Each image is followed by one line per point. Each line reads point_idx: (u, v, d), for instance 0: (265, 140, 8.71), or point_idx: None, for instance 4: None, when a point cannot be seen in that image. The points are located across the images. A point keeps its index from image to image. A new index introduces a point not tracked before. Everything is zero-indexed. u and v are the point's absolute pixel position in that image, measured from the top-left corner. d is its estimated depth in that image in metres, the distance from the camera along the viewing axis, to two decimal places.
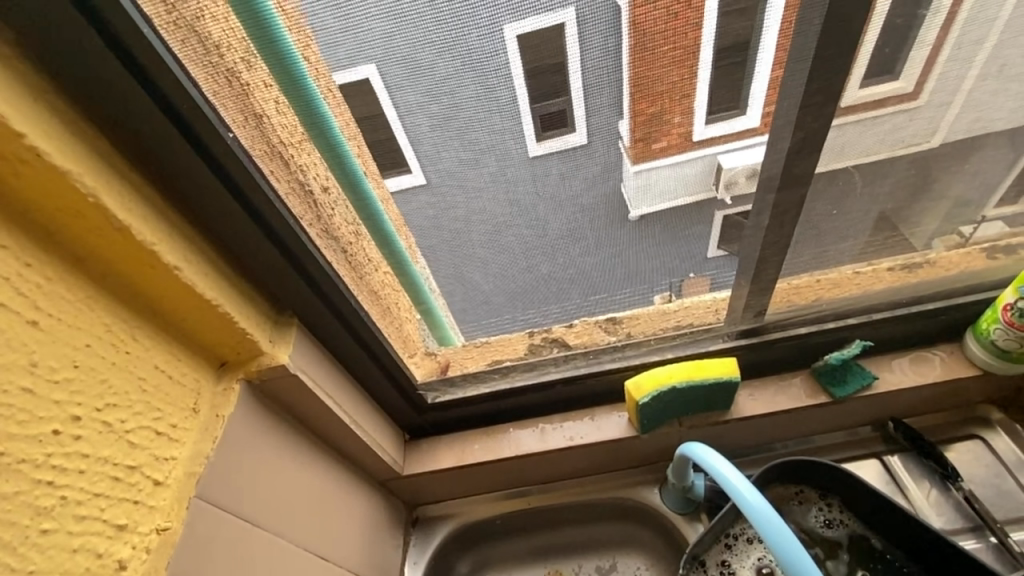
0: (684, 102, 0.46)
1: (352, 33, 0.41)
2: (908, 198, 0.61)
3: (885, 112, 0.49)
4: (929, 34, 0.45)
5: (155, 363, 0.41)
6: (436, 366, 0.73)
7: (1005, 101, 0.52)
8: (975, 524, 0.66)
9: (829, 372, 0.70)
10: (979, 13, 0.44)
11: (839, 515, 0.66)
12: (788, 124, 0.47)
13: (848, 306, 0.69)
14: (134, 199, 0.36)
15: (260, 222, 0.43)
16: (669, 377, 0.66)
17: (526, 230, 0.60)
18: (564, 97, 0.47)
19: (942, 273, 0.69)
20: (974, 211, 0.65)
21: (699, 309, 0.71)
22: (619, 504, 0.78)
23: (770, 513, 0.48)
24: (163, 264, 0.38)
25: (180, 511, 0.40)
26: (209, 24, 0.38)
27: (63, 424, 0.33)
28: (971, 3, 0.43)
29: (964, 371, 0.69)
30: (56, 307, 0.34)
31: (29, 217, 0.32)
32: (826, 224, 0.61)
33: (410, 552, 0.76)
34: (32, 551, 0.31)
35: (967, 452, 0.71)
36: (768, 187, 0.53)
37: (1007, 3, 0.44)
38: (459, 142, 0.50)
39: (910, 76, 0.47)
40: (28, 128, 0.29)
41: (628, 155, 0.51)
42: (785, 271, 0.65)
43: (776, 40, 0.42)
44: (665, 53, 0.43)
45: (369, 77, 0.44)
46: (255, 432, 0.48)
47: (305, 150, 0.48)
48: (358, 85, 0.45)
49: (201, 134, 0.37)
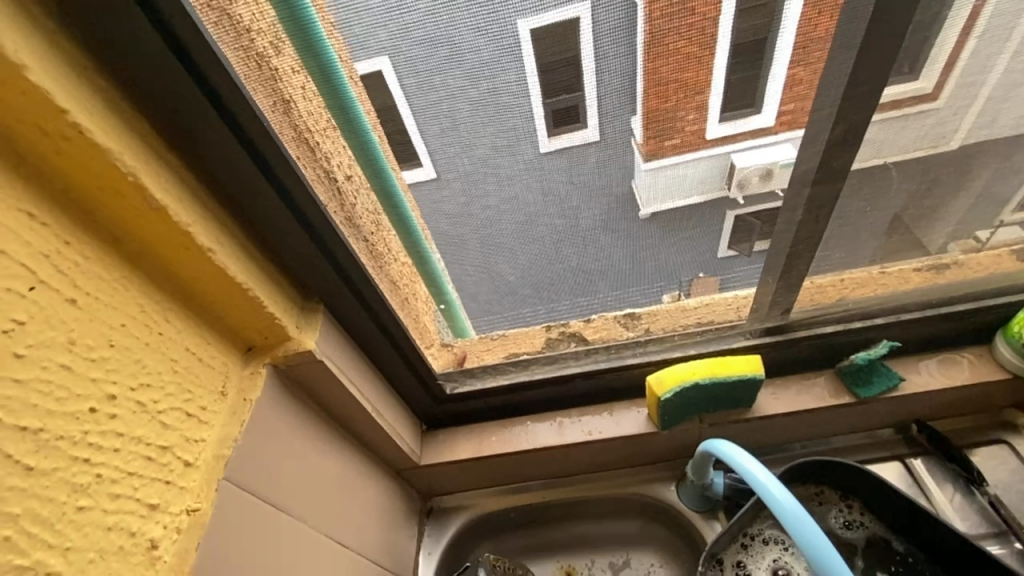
0: (696, 98, 0.45)
1: (396, 12, 0.41)
2: (943, 197, 0.60)
3: (902, 112, 0.48)
4: (971, 25, 0.43)
5: (186, 345, 0.41)
6: (453, 358, 0.73)
7: None
8: (1000, 529, 0.65)
9: (854, 372, 0.69)
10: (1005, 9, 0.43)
11: (860, 517, 0.65)
12: (829, 115, 0.46)
13: (875, 306, 0.68)
14: (171, 180, 0.36)
15: (291, 206, 0.43)
16: (692, 373, 0.65)
17: (558, 220, 0.59)
18: (576, 93, 0.46)
19: (973, 275, 0.67)
20: (1005, 212, 0.63)
21: (720, 306, 0.71)
22: (635, 500, 0.77)
23: (794, 506, 0.48)
24: (196, 245, 0.38)
25: (209, 492, 0.40)
26: (239, 8, 0.37)
27: (98, 403, 0.33)
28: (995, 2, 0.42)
29: (992, 374, 0.68)
30: (93, 286, 0.34)
31: (69, 196, 0.33)
32: (858, 221, 0.60)
33: (424, 542, 0.76)
34: (68, 527, 0.31)
35: (992, 457, 0.70)
36: (803, 181, 0.52)
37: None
38: (495, 127, 0.49)
39: (930, 76, 0.46)
40: (70, 105, 0.29)
41: (640, 151, 0.51)
42: (812, 269, 0.64)
43: (795, 37, 0.42)
44: (699, 41, 0.42)
45: (381, 69, 0.44)
46: (280, 417, 0.48)
47: (330, 137, 0.48)
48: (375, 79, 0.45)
49: (237, 116, 0.37)
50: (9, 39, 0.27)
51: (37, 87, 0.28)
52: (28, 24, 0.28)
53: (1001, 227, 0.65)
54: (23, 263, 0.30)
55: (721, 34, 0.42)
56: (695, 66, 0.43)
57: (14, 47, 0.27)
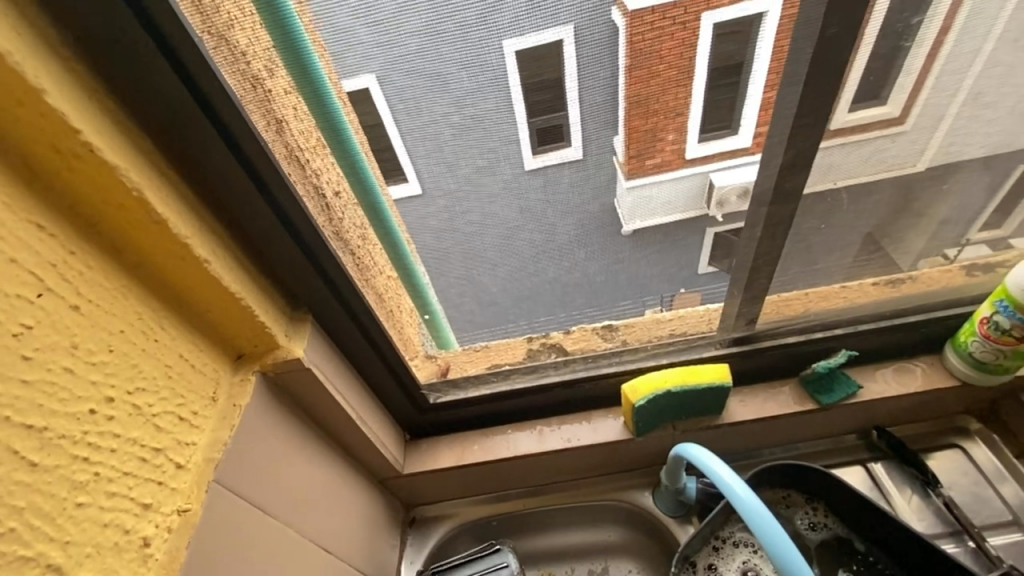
0: (678, 120, 0.51)
1: (385, 47, 0.44)
2: (891, 216, 0.66)
3: (871, 135, 0.53)
4: (935, 52, 0.48)
5: (180, 352, 0.43)
6: (436, 369, 0.75)
7: (980, 126, 0.56)
8: (954, 529, 0.69)
9: (816, 381, 0.73)
10: (956, 47, 0.48)
11: (824, 518, 0.69)
12: (780, 142, 0.49)
13: (834, 318, 0.72)
14: (172, 195, 0.38)
15: (285, 220, 0.46)
16: (664, 381, 0.68)
17: (536, 234, 0.64)
18: (560, 112, 0.50)
19: (925, 289, 0.72)
20: (970, 231, 0.70)
21: (693, 318, 0.75)
22: (612, 506, 0.80)
23: (758, 507, 0.51)
24: (194, 257, 0.40)
25: (200, 494, 0.42)
26: (237, 33, 0.39)
27: (97, 404, 0.35)
28: (956, 35, 0.47)
29: (943, 381, 0.72)
30: (95, 293, 0.36)
31: (75, 209, 0.35)
32: (814, 238, 0.65)
33: (407, 551, 0.77)
34: (68, 522, 0.33)
35: (948, 460, 0.75)
36: (760, 201, 0.56)
37: (988, 39, 0.48)
38: (477, 149, 0.53)
39: (896, 102, 0.51)
40: (82, 125, 0.32)
41: (623, 170, 0.55)
42: (774, 285, 0.69)
43: (768, 63, 0.45)
44: (676, 65, 0.46)
45: (368, 87, 0.47)
46: (268, 422, 0.50)
47: (320, 154, 0.49)
48: (360, 94, 0.47)
49: (236, 136, 0.40)
50: (32, 66, 0.29)
51: (54, 108, 0.30)
52: (47, 51, 0.31)
53: (967, 245, 0.72)
54: (32, 271, 0.32)
55: (700, 58, 0.46)
56: (673, 88, 0.48)
57: (34, 73, 0.29)
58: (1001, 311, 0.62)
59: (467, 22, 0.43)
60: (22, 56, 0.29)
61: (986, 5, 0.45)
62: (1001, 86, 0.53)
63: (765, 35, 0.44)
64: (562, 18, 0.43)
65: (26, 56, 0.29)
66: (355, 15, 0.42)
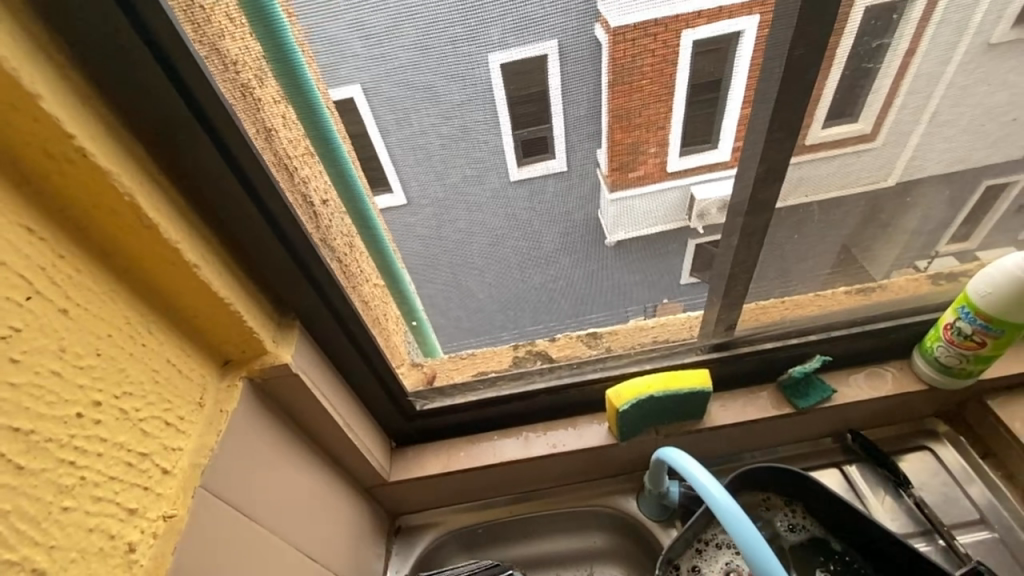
0: (660, 133, 0.52)
1: (378, 60, 0.45)
2: (860, 228, 0.69)
3: (841, 150, 0.56)
4: (902, 73, 0.51)
5: (167, 357, 0.43)
6: (422, 376, 0.76)
7: (938, 142, 0.59)
8: (925, 528, 0.71)
9: (793, 385, 0.75)
10: (919, 69, 0.51)
11: (802, 520, 0.71)
12: (755, 155, 0.53)
13: (809, 324, 0.75)
14: (162, 200, 0.39)
15: (275, 226, 0.46)
16: (648, 386, 0.70)
17: (522, 242, 0.65)
18: (543, 125, 0.51)
19: (893, 297, 0.76)
20: (940, 243, 0.74)
21: (674, 325, 0.77)
22: (596, 512, 0.81)
23: (742, 520, 0.51)
24: (184, 261, 0.40)
25: (186, 499, 0.42)
26: (228, 43, 0.40)
27: (85, 408, 0.35)
28: (921, 58, 0.50)
29: (912, 385, 0.75)
30: (83, 297, 0.36)
31: (65, 214, 0.35)
32: (788, 248, 0.67)
33: (392, 560, 0.77)
34: (53, 527, 0.33)
35: (919, 462, 0.78)
36: (737, 212, 0.59)
37: (951, 62, 0.52)
38: (465, 159, 0.54)
39: (868, 118, 0.54)
40: (76, 131, 0.32)
41: (606, 182, 0.57)
42: (751, 294, 0.71)
43: (745, 81, 0.48)
44: (658, 81, 0.48)
45: (352, 97, 0.47)
46: (255, 429, 0.50)
47: (308, 163, 0.50)
48: (344, 103, 0.48)
49: (229, 144, 0.40)
50: (29, 73, 0.30)
51: (48, 114, 0.31)
52: (43, 58, 0.31)
53: (936, 257, 0.75)
54: (21, 274, 0.32)
55: (680, 76, 0.48)
56: (656, 102, 0.49)
57: (30, 79, 0.30)
58: (963, 318, 0.65)
59: (457, 37, 0.44)
60: (18, 63, 0.29)
61: (944, 29, 0.48)
62: (956, 106, 0.56)
63: (742, 53, 0.46)
64: (547, 33, 0.45)
65: (23, 63, 0.30)
66: (348, 28, 0.43)
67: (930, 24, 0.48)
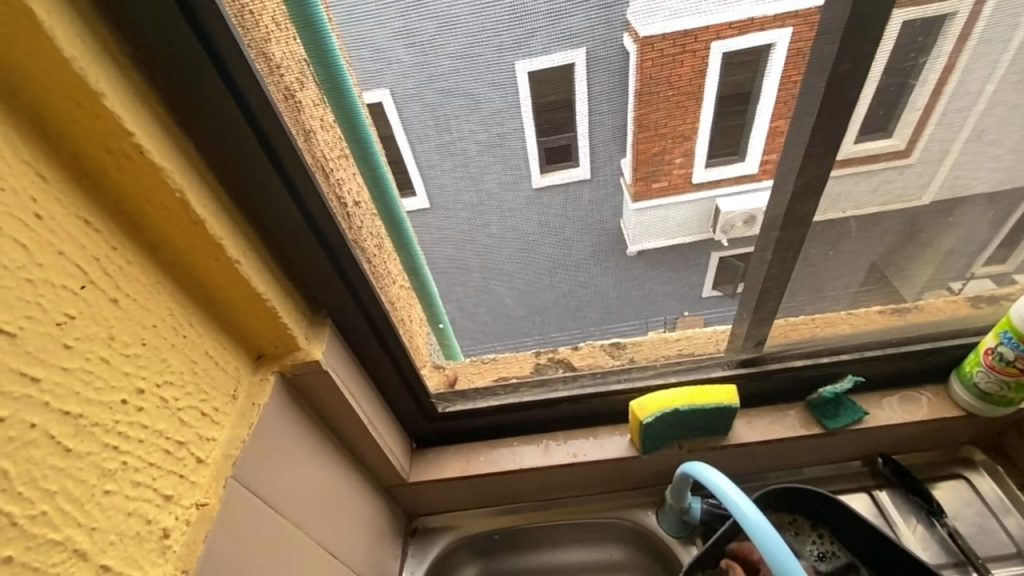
0: (686, 144, 0.52)
1: (423, 67, 0.46)
2: (898, 247, 0.67)
3: (876, 168, 0.55)
4: (938, 92, 0.50)
5: (206, 349, 0.44)
6: (444, 379, 0.76)
7: (984, 161, 0.58)
8: (959, 559, 0.69)
9: (822, 405, 0.74)
10: (963, 86, 0.50)
11: (831, 547, 0.68)
12: (792, 168, 0.52)
13: (841, 343, 0.73)
14: (209, 197, 0.40)
15: (313, 225, 0.47)
16: (672, 400, 0.69)
17: (552, 249, 0.65)
18: (569, 133, 0.51)
19: (929, 319, 0.73)
20: (975, 267, 0.71)
21: (700, 339, 0.76)
22: (615, 524, 0.80)
23: (779, 546, 0.49)
24: (227, 257, 0.42)
25: (218, 489, 0.43)
26: (274, 47, 0.41)
27: (129, 395, 0.37)
28: (959, 75, 0.49)
29: (948, 411, 0.73)
30: (132, 288, 0.37)
31: (119, 207, 0.37)
32: (824, 263, 0.66)
33: (408, 562, 0.77)
34: (95, 508, 0.34)
35: (952, 490, 0.75)
36: (771, 226, 0.58)
37: (991, 79, 0.50)
38: (502, 166, 0.54)
39: (904, 135, 0.53)
40: (136, 128, 0.34)
41: (629, 192, 0.57)
42: (783, 309, 0.70)
43: (777, 94, 0.47)
44: (688, 93, 0.47)
45: (382, 102, 0.48)
46: (284, 423, 0.51)
47: (343, 165, 0.51)
48: (372, 109, 0.48)
49: (276, 145, 0.42)
50: (94, 73, 0.31)
51: (110, 112, 0.32)
52: (107, 59, 0.33)
53: (971, 279, 0.73)
54: (77, 265, 0.33)
55: (708, 87, 0.47)
56: (687, 115, 0.49)
57: (95, 79, 0.31)
58: (1005, 342, 0.63)
59: (502, 46, 0.45)
60: (85, 62, 0.31)
61: (989, 47, 0.47)
62: (1004, 125, 0.55)
63: (773, 66, 0.45)
64: (581, 42, 0.45)
65: (88, 62, 0.31)
66: (395, 36, 0.44)
67: (971, 39, 0.46)
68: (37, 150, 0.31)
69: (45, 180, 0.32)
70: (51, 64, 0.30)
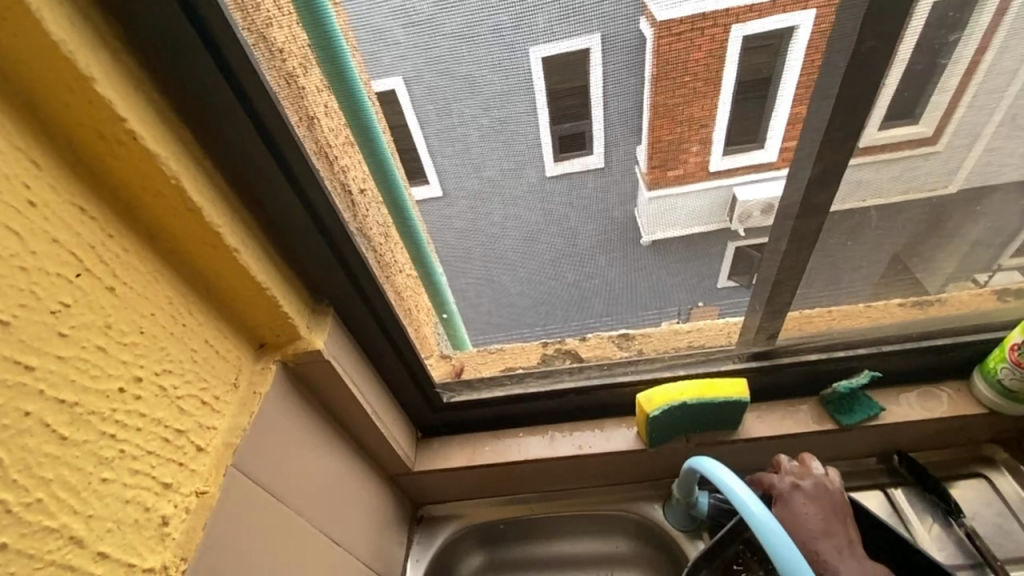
0: (703, 131, 0.49)
1: (419, 49, 0.44)
2: (921, 237, 0.64)
3: (900, 154, 0.52)
4: (970, 73, 0.47)
5: (206, 337, 0.44)
6: (451, 369, 0.76)
7: (1017, 147, 0.55)
8: (976, 561, 0.66)
9: (836, 401, 0.72)
10: (999, 67, 0.47)
11: None
12: (810, 154, 0.50)
13: (857, 337, 0.71)
14: (206, 184, 0.40)
15: (313, 214, 0.47)
16: (681, 393, 0.68)
17: (557, 239, 0.63)
18: (586, 120, 0.49)
19: (951, 312, 0.71)
20: (1002, 258, 0.67)
21: (711, 331, 0.74)
22: (621, 517, 0.79)
23: (780, 538, 0.48)
24: (225, 246, 0.41)
25: (218, 477, 0.43)
26: (275, 32, 0.41)
27: (126, 384, 0.36)
28: (993, 55, 0.46)
29: (970, 408, 0.71)
30: (129, 276, 0.37)
31: (116, 194, 0.36)
32: (840, 254, 0.63)
33: (413, 549, 0.77)
34: (92, 496, 0.34)
35: (970, 489, 0.73)
36: (786, 215, 0.56)
37: None
38: (503, 151, 0.52)
39: (930, 121, 0.50)
40: (128, 114, 0.33)
41: (645, 180, 0.55)
42: (797, 301, 0.68)
43: (799, 77, 0.45)
44: (706, 78, 0.45)
45: (396, 88, 0.47)
46: (286, 412, 0.51)
47: (348, 152, 0.51)
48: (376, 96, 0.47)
49: (273, 131, 0.41)
50: (85, 57, 0.31)
51: (102, 97, 0.32)
52: (98, 42, 0.32)
53: (998, 271, 0.69)
54: (72, 253, 0.33)
55: (727, 70, 0.45)
56: (704, 98, 0.47)
57: (85, 62, 0.31)
58: None
59: (501, 26, 0.43)
60: (76, 46, 0.30)
61: None
62: None
63: (796, 47, 0.43)
64: (594, 26, 0.43)
65: (80, 47, 0.30)
66: (392, 15, 0.42)
67: (1008, 15, 0.43)
68: (30, 136, 0.31)
69: (38, 167, 0.31)
70: (40, 47, 0.29)
